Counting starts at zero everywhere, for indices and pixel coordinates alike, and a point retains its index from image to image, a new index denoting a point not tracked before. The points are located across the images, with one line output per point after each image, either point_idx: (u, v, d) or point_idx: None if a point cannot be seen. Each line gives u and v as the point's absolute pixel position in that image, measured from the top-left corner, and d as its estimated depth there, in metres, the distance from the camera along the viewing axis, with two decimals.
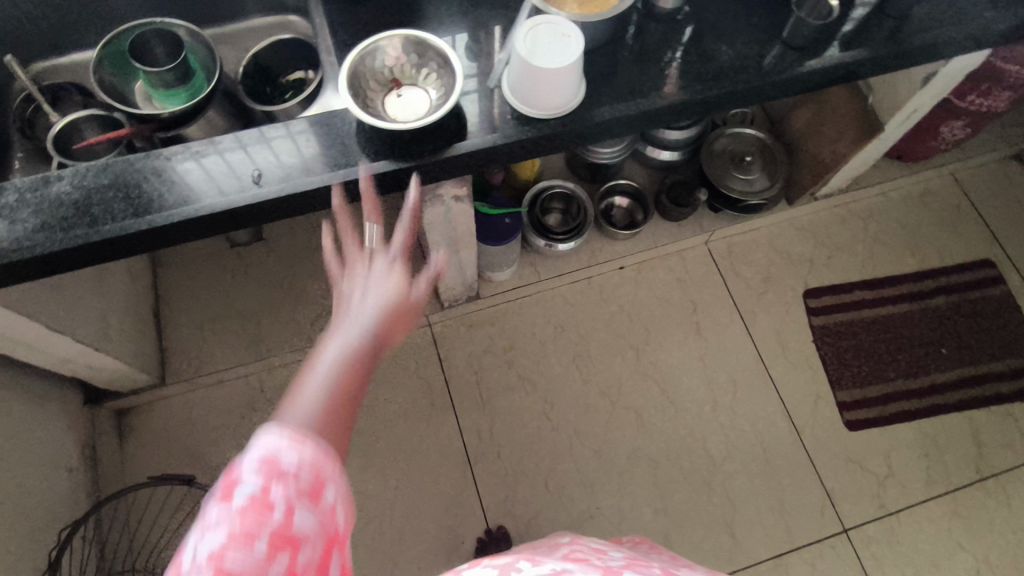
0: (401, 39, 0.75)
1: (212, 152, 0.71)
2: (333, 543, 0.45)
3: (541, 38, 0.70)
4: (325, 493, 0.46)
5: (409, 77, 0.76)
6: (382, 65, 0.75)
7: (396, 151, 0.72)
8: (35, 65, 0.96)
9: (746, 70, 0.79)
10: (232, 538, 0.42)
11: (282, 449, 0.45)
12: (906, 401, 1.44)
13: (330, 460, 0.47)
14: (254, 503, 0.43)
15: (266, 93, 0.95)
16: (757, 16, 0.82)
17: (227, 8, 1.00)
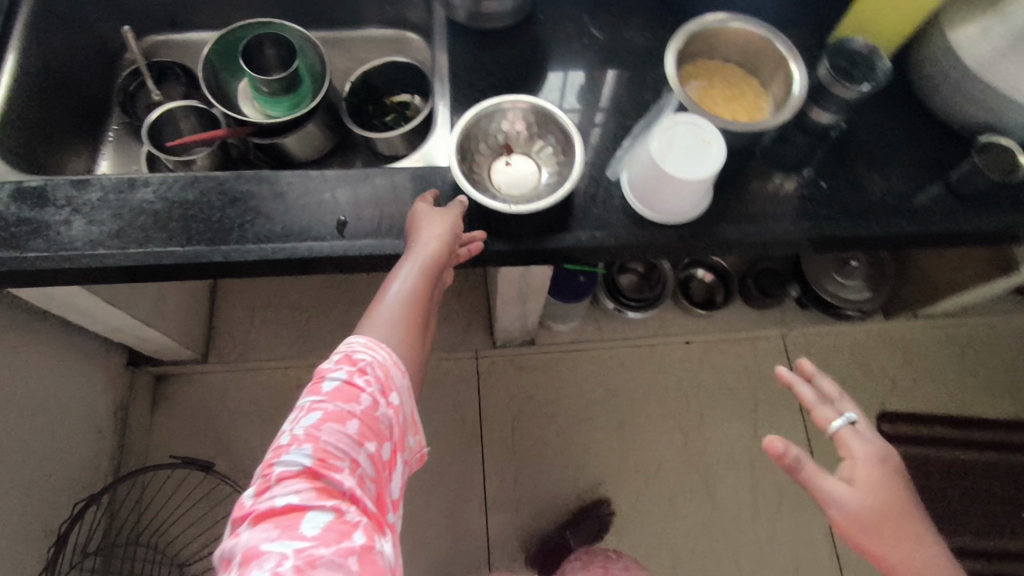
0: (524, 106, 0.69)
1: (300, 188, 0.67)
2: (397, 435, 0.58)
3: (678, 138, 0.62)
4: (396, 392, 0.59)
5: (523, 147, 0.72)
6: (497, 128, 0.71)
7: (490, 229, 0.67)
8: (149, 39, 0.95)
9: (897, 212, 0.68)
10: (330, 415, 0.55)
11: (365, 347, 0.59)
12: (970, 561, 1.29)
13: (397, 366, 0.60)
14: (345, 389, 0.56)
15: (368, 113, 0.92)
16: (924, 149, 0.71)
17: (346, 14, 0.96)
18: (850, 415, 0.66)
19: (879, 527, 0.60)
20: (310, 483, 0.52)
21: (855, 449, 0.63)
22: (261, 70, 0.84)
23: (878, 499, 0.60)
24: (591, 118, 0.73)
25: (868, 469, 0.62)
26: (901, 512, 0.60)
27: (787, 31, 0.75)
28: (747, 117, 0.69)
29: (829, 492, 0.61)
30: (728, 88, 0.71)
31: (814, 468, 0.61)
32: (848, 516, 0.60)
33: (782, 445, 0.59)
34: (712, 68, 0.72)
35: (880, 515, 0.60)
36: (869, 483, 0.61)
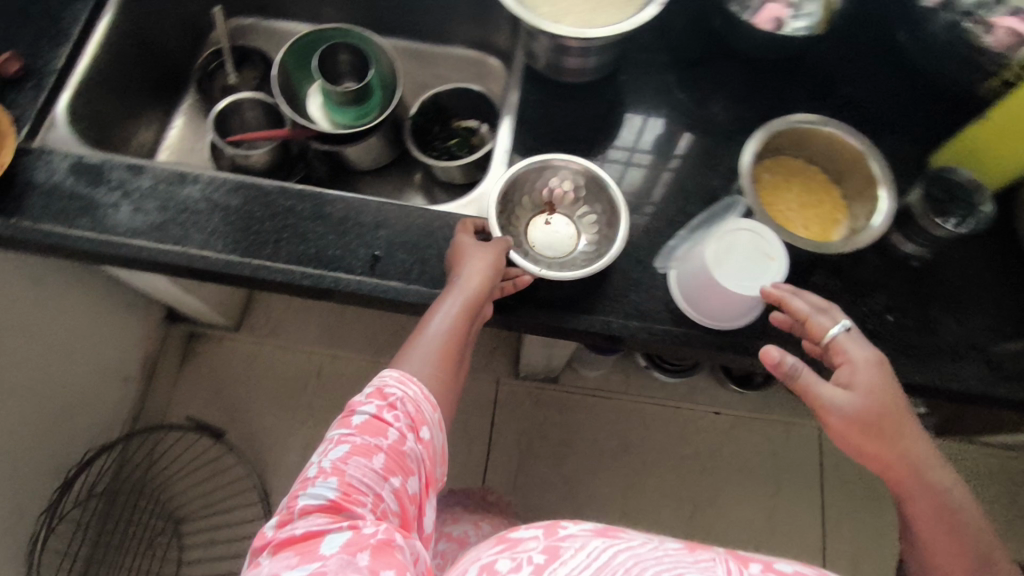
0: (574, 167, 0.68)
1: (342, 215, 0.66)
2: (426, 470, 0.55)
3: (735, 248, 0.58)
4: (426, 428, 0.56)
5: (566, 206, 0.71)
6: (544, 183, 0.70)
7: (521, 296, 0.64)
8: (236, 20, 0.98)
9: (968, 365, 0.62)
10: (358, 448, 0.52)
11: (397, 381, 0.57)
12: None
13: (428, 401, 0.57)
14: (373, 423, 0.54)
15: (432, 133, 0.91)
16: (1010, 299, 0.65)
17: (433, 28, 0.95)
18: (848, 321, 0.56)
19: (880, 430, 0.53)
20: (331, 512, 0.49)
21: (856, 354, 0.55)
22: (337, 80, 0.85)
23: (883, 404, 0.53)
24: (653, 193, 0.68)
25: (870, 373, 0.54)
26: (905, 417, 0.53)
27: (881, 140, 0.69)
28: (819, 238, 0.63)
29: (827, 397, 0.54)
30: (807, 192, 0.65)
31: (811, 372, 0.55)
32: (847, 423, 0.53)
33: (775, 354, 0.54)
34: (794, 167, 0.67)
35: (885, 421, 0.53)
36: (871, 388, 0.53)
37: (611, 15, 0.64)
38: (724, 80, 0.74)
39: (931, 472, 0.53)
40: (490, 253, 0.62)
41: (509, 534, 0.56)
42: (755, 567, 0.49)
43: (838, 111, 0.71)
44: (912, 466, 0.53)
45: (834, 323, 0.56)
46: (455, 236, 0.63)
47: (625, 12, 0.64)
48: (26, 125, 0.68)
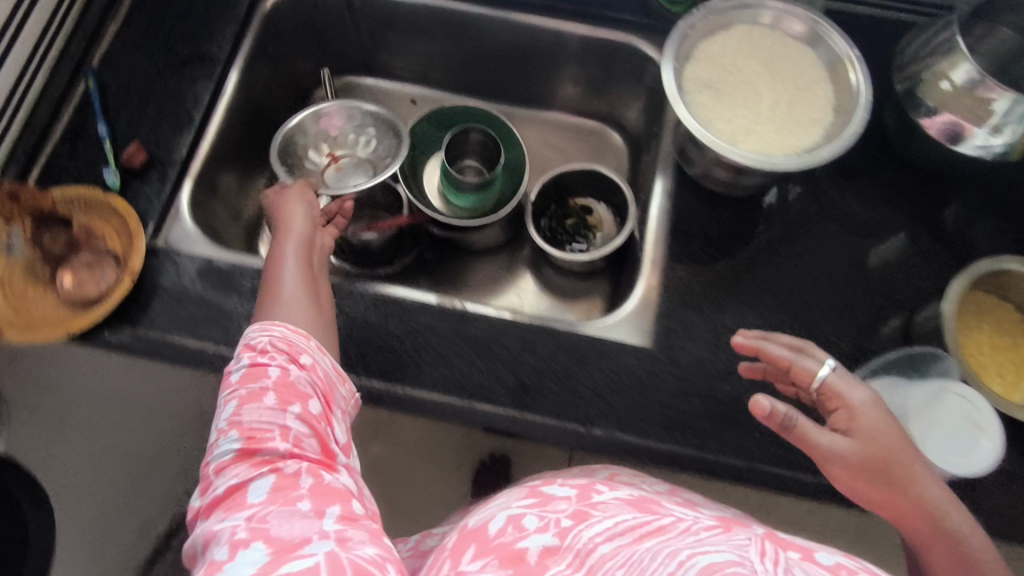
0: (337, 110, 0.85)
1: (486, 336, 0.62)
2: (324, 391, 0.51)
3: (943, 413, 0.54)
4: (303, 352, 0.52)
5: (343, 150, 0.86)
6: (318, 133, 0.85)
7: (687, 442, 0.59)
8: (342, 79, 0.93)
9: None
10: (246, 388, 0.49)
11: (260, 329, 0.53)
12: None
13: (301, 334, 0.54)
14: (251, 372, 0.50)
15: (549, 210, 0.88)
16: None
17: (553, 93, 0.91)
18: (834, 360, 0.54)
19: (885, 477, 0.50)
20: (246, 458, 0.46)
21: (854, 399, 0.52)
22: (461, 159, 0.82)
23: (888, 449, 0.50)
24: (818, 321, 0.64)
25: (869, 416, 0.51)
26: (913, 460, 0.51)
27: None
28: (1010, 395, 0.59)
29: (827, 446, 0.51)
30: (998, 334, 0.62)
31: (808, 420, 0.51)
32: (851, 474, 0.50)
33: (768, 403, 0.50)
34: (985, 304, 0.63)
35: (892, 471, 0.50)
36: (871, 433, 0.51)
37: (795, 138, 0.58)
38: (888, 187, 0.70)
39: (954, 517, 0.50)
40: (303, 200, 0.67)
41: (543, 488, 0.50)
42: (790, 551, 0.38)
43: (1012, 236, 0.68)
44: (922, 509, 0.49)
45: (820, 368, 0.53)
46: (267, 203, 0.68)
47: (811, 135, 0.58)
48: (151, 222, 0.64)
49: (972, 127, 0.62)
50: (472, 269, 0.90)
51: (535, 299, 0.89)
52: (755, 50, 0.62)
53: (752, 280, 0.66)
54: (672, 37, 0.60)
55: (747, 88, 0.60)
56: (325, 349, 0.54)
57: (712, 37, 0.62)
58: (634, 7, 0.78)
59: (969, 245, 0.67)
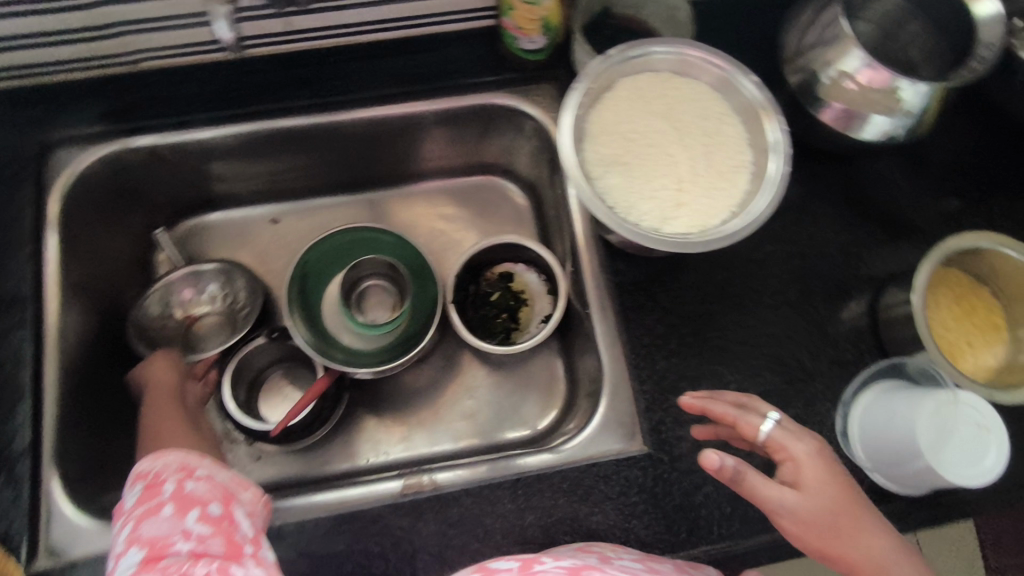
0: (182, 276, 0.75)
1: (474, 511, 0.55)
2: (225, 491, 0.48)
3: (957, 425, 0.52)
4: (200, 466, 0.49)
5: (195, 314, 0.76)
6: (165, 302, 0.74)
7: (714, 535, 0.56)
8: (183, 225, 0.79)
9: None
10: (140, 504, 0.46)
11: (149, 461, 0.50)
12: None
13: (194, 454, 0.50)
14: (144, 493, 0.47)
15: (469, 294, 0.80)
16: None
17: (425, 162, 0.81)
18: (777, 412, 0.50)
19: (835, 530, 0.45)
20: (150, 568, 0.42)
21: (797, 448, 0.48)
22: (360, 282, 0.74)
23: (836, 502, 0.46)
24: (793, 351, 0.62)
25: (814, 466, 0.47)
26: (858, 511, 0.46)
27: (994, 214, 0.66)
28: (988, 373, 0.59)
29: (774, 500, 0.46)
30: (959, 305, 0.61)
31: (753, 472, 0.47)
32: (806, 528, 0.45)
33: (720, 459, 0.45)
34: (953, 276, 0.62)
35: (840, 519, 0.45)
36: (821, 484, 0.46)
37: (723, 192, 0.53)
38: (806, 182, 0.67)
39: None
40: (165, 365, 0.64)
41: (488, 563, 0.48)
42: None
43: (937, 190, 0.67)
44: (868, 561, 0.45)
45: (766, 417, 0.49)
46: (139, 372, 0.64)
47: (741, 185, 0.53)
48: (24, 544, 0.52)
49: (869, 113, 0.58)
50: (412, 383, 0.80)
51: (488, 390, 0.80)
52: (650, 105, 0.55)
53: (716, 332, 0.62)
54: (557, 126, 0.53)
55: (654, 151, 0.54)
56: (223, 462, 0.51)
57: (597, 105, 0.55)
58: (489, 61, 0.67)
59: (898, 216, 0.66)
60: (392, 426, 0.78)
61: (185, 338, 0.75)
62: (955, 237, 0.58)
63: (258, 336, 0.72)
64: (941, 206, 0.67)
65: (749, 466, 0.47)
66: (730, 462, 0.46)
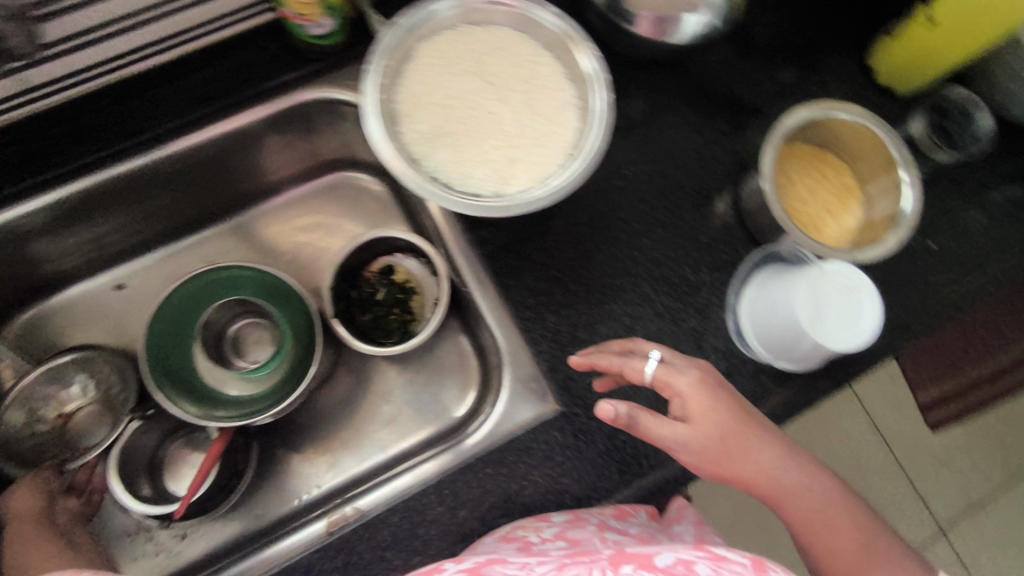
0: (37, 379, 0.67)
1: (404, 527, 0.54)
2: None
3: (828, 298, 0.53)
4: None
5: (69, 412, 0.68)
6: (28, 411, 0.66)
7: (645, 464, 0.57)
8: (13, 326, 0.71)
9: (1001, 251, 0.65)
10: None
11: None
12: None
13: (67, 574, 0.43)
14: None
15: (354, 300, 0.75)
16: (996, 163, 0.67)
17: (262, 178, 0.74)
18: (659, 350, 0.51)
19: (729, 455, 0.47)
20: None
21: (682, 383, 0.49)
22: (224, 330, 0.70)
23: (723, 428, 0.47)
24: (675, 267, 0.61)
25: (700, 398, 0.48)
26: (750, 430, 0.48)
27: (824, 78, 0.68)
28: (848, 236, 0.61)
29: (668, 437, 0.48)
30: (810, 178, 0.63)
31: (646, 414, 0.49)
32: (705, 460, 0.48)
33: (612, 408, 0.48)
34: (799, 151, 0.63)
35: (734, 444, 0.48)
36: (708, 414, 0.48)
37: (555, 135, 0.51)
38: (644, 96, 0.66)
39: (799, 483, 0.48)
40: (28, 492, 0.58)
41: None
42: (628, 570, 0.41)
43: (768, 69, 0.67)
44: (766, 476, 0.48)
45: (648, 357, 0.50)
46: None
47: (570, 123, 0.51)
48: None
49: None
50: (324, 406, 0.76)
51: (404, 388, 0.77)
52: (456, 64, 0.51)
53: (595, 271, 0.60)
54: (364, 115, 0.48)
55: (475, 111, 0.51)
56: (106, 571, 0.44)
57: (401, 81, 0.50)
58: (284, 56, 0.61)
59: (738, 105, 0.66)
60: (317, 455, 0.74)
61: (64, 441, 0.67)
62: (791, 112, 0.58)
63: (132, 420, 0.68)
64: (776, 83, 0.67)
65: (642, 410, 0.49)
66: (614, 407, 0.48)
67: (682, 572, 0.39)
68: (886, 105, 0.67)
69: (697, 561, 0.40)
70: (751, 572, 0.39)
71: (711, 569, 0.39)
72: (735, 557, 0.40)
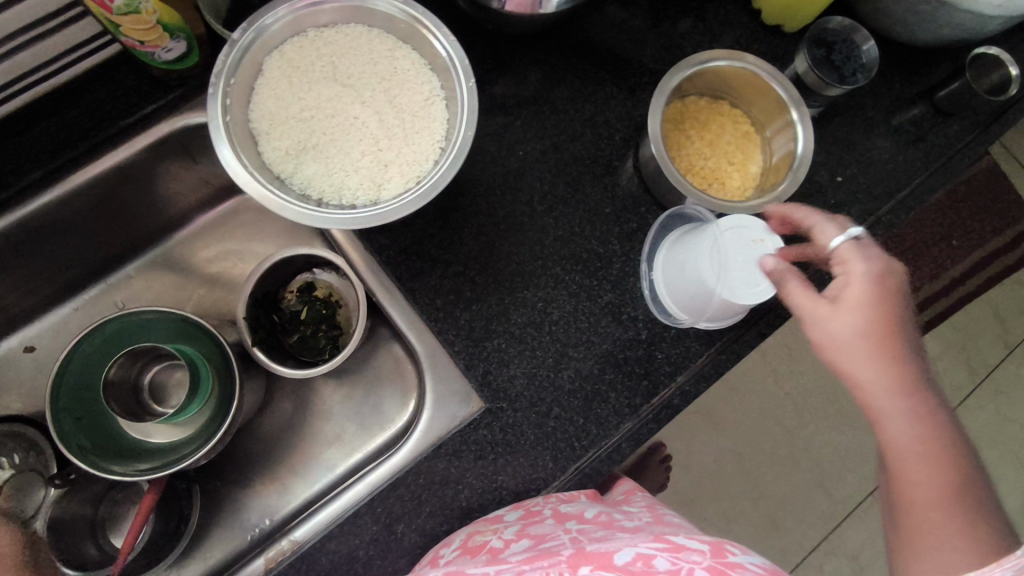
0: None
1: (344, 550, 0.53)
2: None
3: (733, 252, 0.52)
4: None
5: None
6: None
7: (580, 444, 0.56)
8: None
9: (905, 175, 0.65)
10: None
11: None
12: (937, 304, 1.44)
13: None
14: None
15: (277, 324, 0.73)
16: (884, 89, 0.67)
17: (160, 213, 0.71)
18: (857, 228, 0.48)
19: (860, 351, 0.45)
20: None
21: (856, 266, 0.46)
22: (140, 382, 0.68)
23: (862, 325, 0.45)
24: (582, 244, 0.60)
25: (866, 288, 0.45)
26: (887, 342, 0.45)
27: (710, 24, 0.66)
28: (752, 183, 0.60)
29: (807, 309, 0.47)
30: (708, 130, 0.61)
31: (800, 282, 0.48)
32: (833, 346, 0.46)
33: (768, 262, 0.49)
34: (692, 105, 0.61)
35: (867, 344, 0.45)
36: (861, 302, 0.45)
37: (425, 129, 0.49)
38: (532, 71, 0.63)
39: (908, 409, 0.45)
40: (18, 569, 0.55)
41: None
42: (587, 571, 0.45)
43: (652, 24, 0.65)
44: (881, 392, 0.45)
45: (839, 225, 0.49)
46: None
47: (439, 114, 0.49)
48: None
49: None
50: (265, 436, 0.74)
51: (344, 403, 0.75)
52: (310, 72, 0.49)
53: (503, 259, 0.59)
54: (217, 138, 0.45)
55: (338, 119, 0.49)
56: None
57: (253, 98, 0.48)
58: (144, 86, 0.58)
59: (627, 66, 0.64)
60: (265, 486, 0.72)
61: None
62: (676, 67, 0.57)
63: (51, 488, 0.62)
64: (662, 37, 0.65)
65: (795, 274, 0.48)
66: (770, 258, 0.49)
67: (641, 566, 0.44)
68: (776, 44, 0.66)
69: (656, 554, 0.45)
70: (709, 556, 0.46)
71: (669, 560, 0.45)
72: (693, 547, 0.47)
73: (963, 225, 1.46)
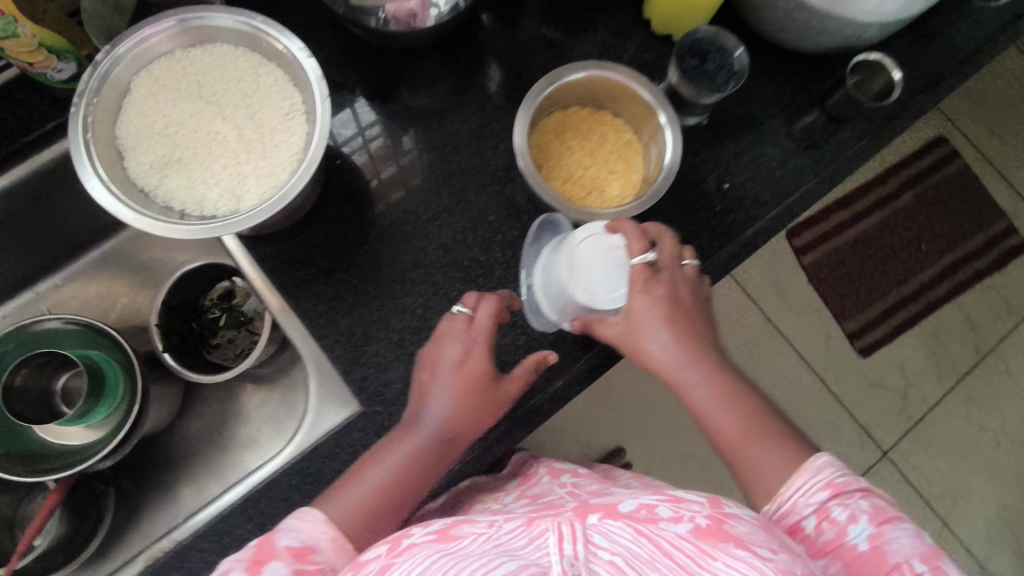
0: None
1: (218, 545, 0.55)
2: None
3: (588, 266, 0.53)
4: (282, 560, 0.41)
5: None
6: None
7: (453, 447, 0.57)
8: None
9: (794, 181, 0.66)
10: None
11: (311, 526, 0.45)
12: (906, 309, 1.42)
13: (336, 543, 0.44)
14: None
15: (196, 332, 0.76)
16: (776, 97, 0.67)
17: (83, 225, 0.74)
18: (650, 255, 0.51)
19: (651, 353, 0.51)
20: None
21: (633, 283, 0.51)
22: (52, 388, 0.72)
23: (643, 330, 0.50)
24: (464, 252, 0.62)
25: (643, 303, 0.50)
26: (674, 333, 0.50)
27: (600, 37, 0.67)
28: (629, 192, 0.61)
29: (609, 329, 0.52)
30: (588, 140, 0.63)
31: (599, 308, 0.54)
32: (638, 348, 0.51)
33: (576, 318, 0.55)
34: (574, 116, 0.63)
35: (664, 345, 0.50)
36: (644, 313, 0.50)
37: (284, 144, 0.51)
38: (422, 84, 0.65)
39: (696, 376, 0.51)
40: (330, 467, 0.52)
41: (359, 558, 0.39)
42: (596, 519, 0.37)
43: (543, 38, 0.67)
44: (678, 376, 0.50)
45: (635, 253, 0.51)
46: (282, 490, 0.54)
47: (298, 127, 0.51)
48: None
49: None
50: (185, 439, 0.77)
51: (262, 407, 0.78)
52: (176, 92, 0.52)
53: (386, 268, 0.61)
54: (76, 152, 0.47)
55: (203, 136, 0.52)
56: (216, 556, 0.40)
57: (119, 116, 0.51)
58: (44, 106, 0.61)
59: (516, 80, 0.66)
60: (181, 485, 0.75)
61: None
62: (548, 78, 0.58)
63: None
64: (552, 51, 0.67)
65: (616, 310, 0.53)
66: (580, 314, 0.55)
67: (646, 513, 0.37)
68: (665, 55, 0.67)
69: (660, 504, 0.38)
70: (708, 508, 0.37)
71: (671, 507, 0.37)
72: (691, 497, 0.38)
73: (929, 229, 1.44)
